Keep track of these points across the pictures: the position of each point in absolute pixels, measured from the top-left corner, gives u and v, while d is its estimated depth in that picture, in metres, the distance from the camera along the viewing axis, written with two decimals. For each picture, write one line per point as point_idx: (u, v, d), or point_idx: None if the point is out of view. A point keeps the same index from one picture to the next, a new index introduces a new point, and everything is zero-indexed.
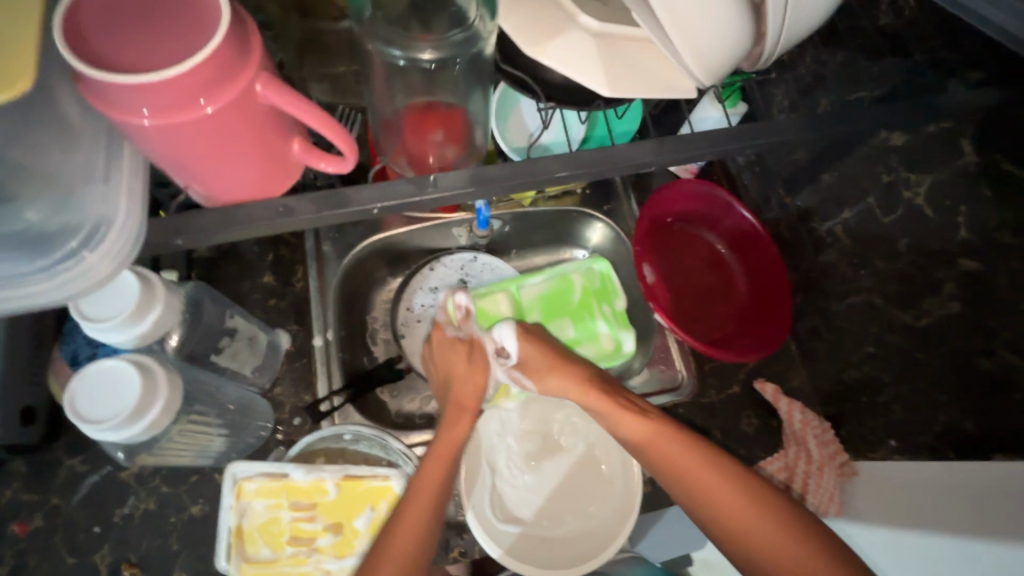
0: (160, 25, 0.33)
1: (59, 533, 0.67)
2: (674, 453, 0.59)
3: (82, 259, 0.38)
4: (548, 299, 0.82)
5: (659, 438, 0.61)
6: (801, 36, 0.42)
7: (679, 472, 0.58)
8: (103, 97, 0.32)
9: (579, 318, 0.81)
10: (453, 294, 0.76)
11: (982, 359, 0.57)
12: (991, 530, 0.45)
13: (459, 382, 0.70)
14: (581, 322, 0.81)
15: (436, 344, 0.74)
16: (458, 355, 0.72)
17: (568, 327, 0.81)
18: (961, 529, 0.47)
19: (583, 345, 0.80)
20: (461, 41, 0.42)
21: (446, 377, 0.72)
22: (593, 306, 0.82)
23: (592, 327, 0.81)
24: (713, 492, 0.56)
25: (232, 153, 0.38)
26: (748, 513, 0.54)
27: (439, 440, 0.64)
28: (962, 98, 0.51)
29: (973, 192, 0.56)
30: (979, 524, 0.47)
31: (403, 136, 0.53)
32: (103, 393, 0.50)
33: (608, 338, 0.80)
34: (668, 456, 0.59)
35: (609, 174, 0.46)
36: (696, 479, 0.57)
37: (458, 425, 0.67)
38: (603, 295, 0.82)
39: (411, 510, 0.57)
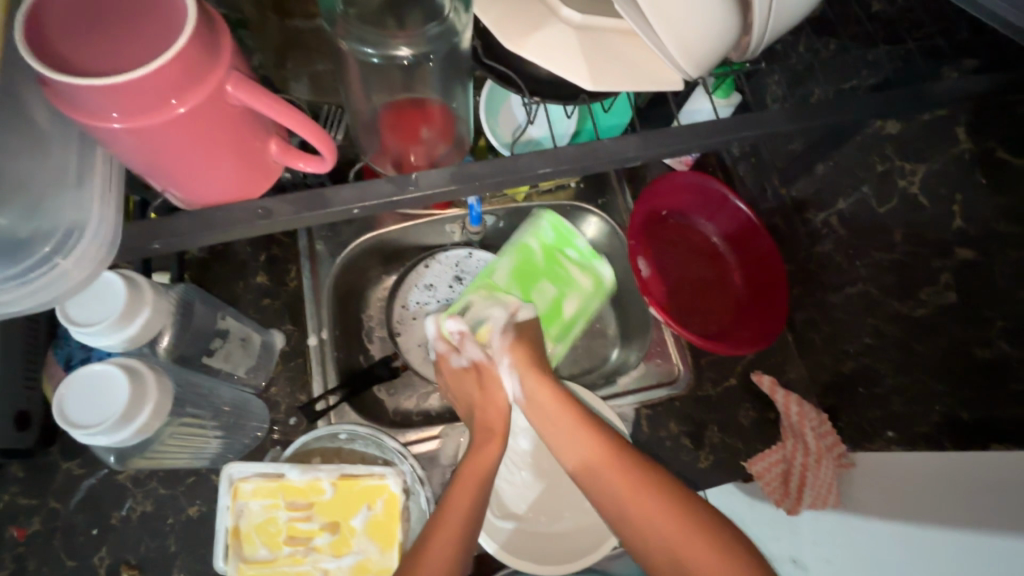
0: (127, 26, 0.32)
1: (57, 536, 0.67)
2: (618, 480, 0.56)
3: (57, 265, 0.38)
4: (516, 269, 0.73)
5: (606, 463, 0.58)
6: (787, 26, 0.41)
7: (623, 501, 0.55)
8: (70, 101, 0.32)
9: (554, 274, 0.75)
10: (444, 321, 0.69)
11: (980, 349, 0.56)
12: (989, 523, 0.45)
13: (480, 407, 0.66)
14: (557, 277, 0.75)
15: (447, 372, 0.70)
16: (470, 379, 0.69)
17: (549, 288, 0.74)
18: (954, 522, 0.47)
19: (569, 297, 0.74)
20: (437, 35, 0.42)
21: (467, 402, 0.69)
22: (559, 257, 0.75)
23: (569, 278, 0.75)
24: (660, 523, 0.52)
25: (206, 156, 0.37)
26: (700, 548, 0.50)
27: (466, 467, 0.60)
28: (956, 84, 0.49)
29: (968, 180, 0.55)
30: (976, 516, 0.46)
31: (382, 135, 0.53)
32: (93, 397, 0.49)
33: (588, 279, 0.75)
34: (614, 484, 0.56)
35: (595, 169, 0.45)
36: (640, 508, 0.54)
37: (489, 447, 0.62)
38: (562, 242, 0.75)
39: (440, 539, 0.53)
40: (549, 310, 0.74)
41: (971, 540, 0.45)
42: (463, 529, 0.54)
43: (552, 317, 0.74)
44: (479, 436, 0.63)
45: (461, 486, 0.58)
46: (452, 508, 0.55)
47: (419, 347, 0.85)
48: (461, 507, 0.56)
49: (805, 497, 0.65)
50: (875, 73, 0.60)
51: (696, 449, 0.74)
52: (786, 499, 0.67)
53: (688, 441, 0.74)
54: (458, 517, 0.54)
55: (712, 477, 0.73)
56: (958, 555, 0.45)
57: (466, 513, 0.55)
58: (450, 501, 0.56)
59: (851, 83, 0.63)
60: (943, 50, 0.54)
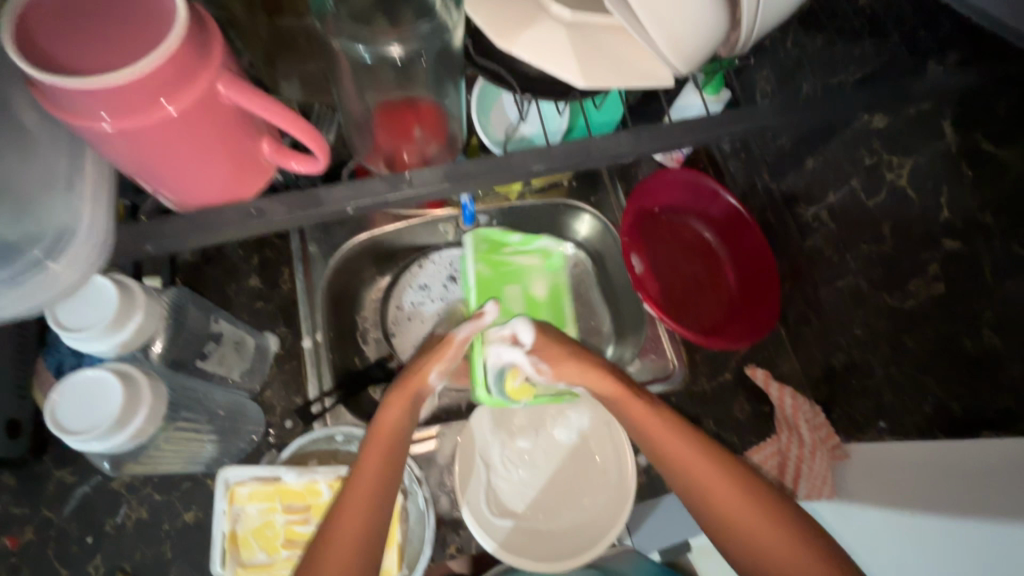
0: (114, 25, 0.32)
1: (51, 545, 0.66)
2: (687, 454, 0.55)
3: (49, 269, 0.38)
4: (481, 291, 0.82)
5: (677, 435, 0.56)
6: (776, 21, 0.41)
7: (693, 475, 0.53)
8: (60, 103, 0.31)
9: (509, 274, 0.85)
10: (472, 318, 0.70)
11: (967, 338, 0.57)
12: (992, 508, 0.45)
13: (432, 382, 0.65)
14: (513, 275, 0.85)
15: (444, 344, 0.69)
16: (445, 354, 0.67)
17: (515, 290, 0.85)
18: (958, 511, 0.47)
19: (534, 281, 0.87)
20: (428, 33, 0.42)
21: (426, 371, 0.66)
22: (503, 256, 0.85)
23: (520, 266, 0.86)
24: (706, 480, 0.53)
25: (199, 156, 0.37)
26: (741, 505, 0.51)
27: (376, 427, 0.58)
28: (941, 76, 0.50)
29: (956, 172, 0.56)
30: (971, 504, 0.47)
31: (375, 134, 0.53)
32: (86, 402, 0.49)
33: (537, 258, 0.88)
34: (684, 458, 0.54)
35: (587, 166, 0.45)
36: (711, 482, 0.52)
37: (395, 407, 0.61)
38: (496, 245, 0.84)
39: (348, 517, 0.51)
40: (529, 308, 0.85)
41: (981, 527, 0.45)
42: (369, 503, 0.52)
43: (535, 305, 0.85)
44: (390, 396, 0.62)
45: (366, 465, 0.55)
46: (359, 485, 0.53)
47: (414, 348, 0.85)
48: (367, 489, 0.53)
49: (801, 488, 0.65)
50: (863, 67, 0.61)
51: None
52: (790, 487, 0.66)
53: None
54: (363, 496, 0.52)
55: None
56: (980, 545, 0.45)
57: (373, 486, 0.53)
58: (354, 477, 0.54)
59: (839, 78, 0.64)
60: (927, 44, 0.55)
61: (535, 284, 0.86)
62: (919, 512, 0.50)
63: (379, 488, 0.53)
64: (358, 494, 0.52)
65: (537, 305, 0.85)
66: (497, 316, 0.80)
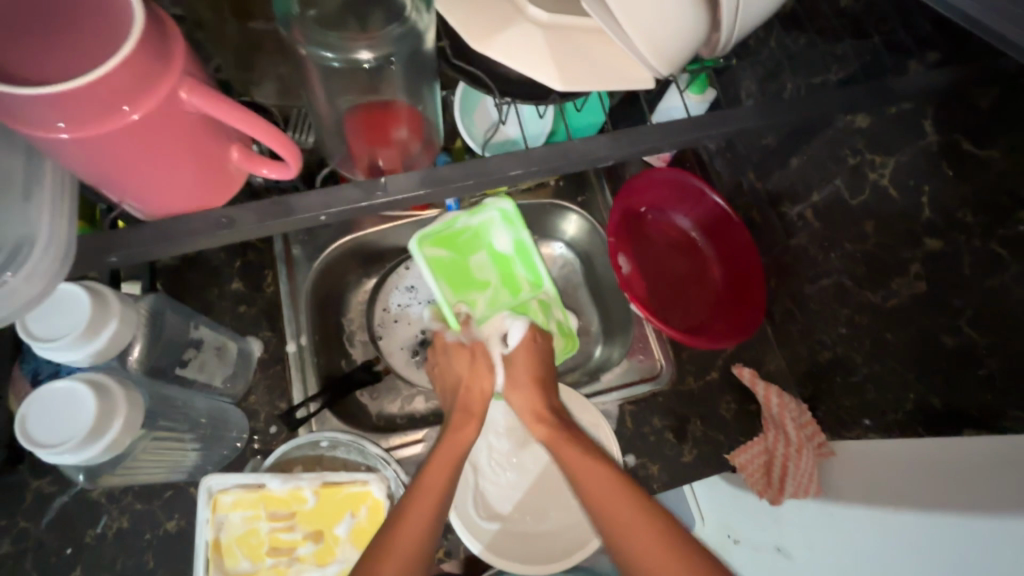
0: (70, 34, 0.31)
1: (29, 557, 0.65)
2: (603, 487, 0.54)
3: (5, 281, 0.36)
4: (447, 275, 0.73)
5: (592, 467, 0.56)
6: (756, 21, 0.41)
7: (628, 533, 0.51)
8: (13, 113, 0.31)
9: (465, 246, 0.74)
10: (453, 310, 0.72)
11: (948, 337, 0.57)
12: (973, 502, 0.46)
13: (466, 388, 0.67)
14: (468, 245, 0.75)
15: (442, 351, 0.71)
16: (463, 357, 0.69)
17: (479, 258, 0.75)
18: (940, 505, 0.48)
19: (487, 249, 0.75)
20: (399, 36, 0.42)
21: (454, 380, 0.69)
22: (453, 233, 0.73)
23: (471, 242, 0.75)
24: (643, 542, 0.50)
25: (166, 166, 0.36)
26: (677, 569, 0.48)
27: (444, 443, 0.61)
28: (919, 78, 0.50)
29: (936, 171, 0.56)
30: (959, 498, 0.47)
31: (348, 141, 0.52)
32: (56, 414, 0.48)
33: (492, 215, 0.73)
34: (600, 492, 0.54)
35: (567, 170, 0.45)
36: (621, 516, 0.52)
37: (466, 427, 0.63)
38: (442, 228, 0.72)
39: (398, 546, 0.52)
40: (499, 271, 0.76)
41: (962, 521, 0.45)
42: (422, 533, 0.53)
43: (507, 267, 0.76)
44: (457, 416, 0.64)
45: (422, 494, 0.56)
46: (415, 514, 0.54)
47: (401, 350, 0.85)
48: (422, 515, 0.54)
49: (787, 488, 0.65)
50: (844, 68, 0.61)
51: (679, 443, 0.75)
52: (768, 489, 0.67)
53: (672, 435, 0.75)
54: (419, 525, 0.54)
55: (695, 471, 0.74)
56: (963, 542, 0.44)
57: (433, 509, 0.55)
58: (411, 505, 0.55)
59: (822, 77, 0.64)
60: (906, 45, 0.55)
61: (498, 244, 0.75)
62: (903, 510, 0.51)
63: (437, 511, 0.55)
64: (416, 522, 0.54)
65: (505, 261, 0.76)
66: (467, 296, 0.74)
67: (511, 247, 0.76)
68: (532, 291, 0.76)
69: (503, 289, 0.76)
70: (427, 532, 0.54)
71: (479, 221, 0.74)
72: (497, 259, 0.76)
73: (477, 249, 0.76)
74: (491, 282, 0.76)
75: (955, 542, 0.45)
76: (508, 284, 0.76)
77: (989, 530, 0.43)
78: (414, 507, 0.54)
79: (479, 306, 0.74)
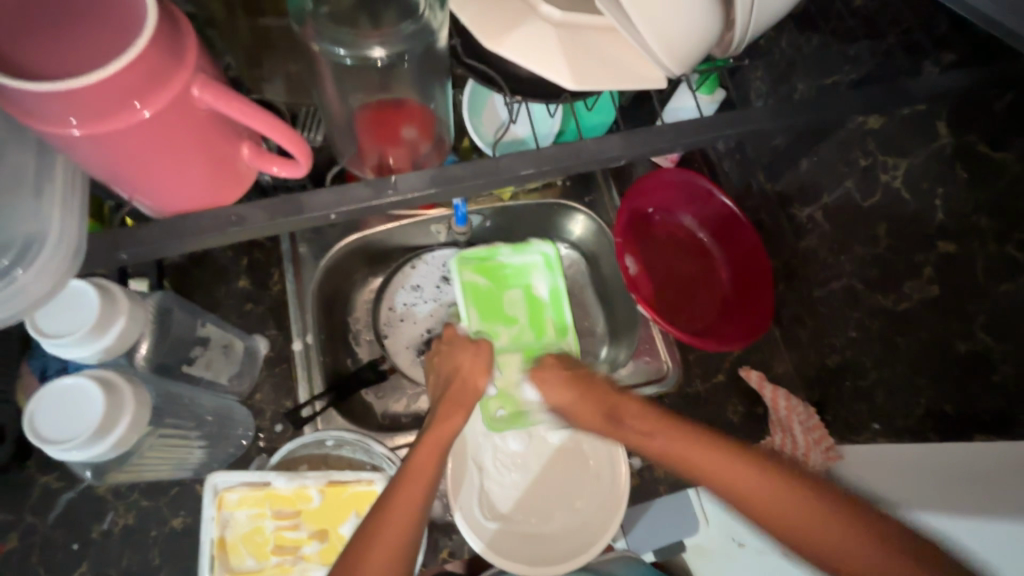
0: (82, 30, 0.31)
1: (36, 553, 0.65)
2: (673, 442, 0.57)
3: (15, 278, 0.36)
4: (477, 301, 0.76)
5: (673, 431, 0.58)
6: (771, 20, 0.40)
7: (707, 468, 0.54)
8: (24, 108, 0.31)
9: (502, 281, 0.78)
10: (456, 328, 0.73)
11: (962, 342, 0.56)
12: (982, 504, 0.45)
13: (462, 378, 0.66)
14: (506, 282, 0.78)
15: (448, 341, 0.71)
16: (468, 351, 0.69)
17: (513, 295, 0.78)
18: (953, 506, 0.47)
19: (520, 287, 0.78)
20: (412, 33, 0.41)
21: (451, 367, 0.68)
22: (496, 266, 0.78)
23: (509, 277, 0.78)
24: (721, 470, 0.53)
25: (177, 161, 0.36)
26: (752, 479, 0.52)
27: (434, 429, 0.61)
28: (935, 79, 0.49)
29: (950, 173, 0.56)
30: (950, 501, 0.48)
31: (359, 137, 0.52)
32: (62, 411, 0.48)
33: (535, 257, 0.79)
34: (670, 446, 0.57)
35: (578, 170, 0.45)
36: (707, 464, 0.54)
37: (455, 415, 0.62)
38: (487, 260, 0.78)
39: (390, 528, 0.53)
40: (529, 312, 0.77)
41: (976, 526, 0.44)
42: (413, 517, 0.54)
43: (537, 309, 0.77)
44: (446, 406, 0.63)
45: (415, 477, 0.56)
46: (404, 498, 0.54)
47: (407, 349, 0.85)
48: (412, 496, 0.55)
49: None
50: (857, 68, 0.60)
51: None
52: None
53: None
54: (409, 507, 0.54)
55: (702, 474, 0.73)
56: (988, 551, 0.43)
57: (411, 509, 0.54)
58: (403, 484, 0.55)
59: (833, 79, 0.63)
60: (923, 46, 0.55)
61: (535, 284, 0.78)
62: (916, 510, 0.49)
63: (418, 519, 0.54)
64: (404, 512, 0.54)
65: (538, 307, 0.77)
66: (493, 327, 0.75)
67: (545, 295, 0.78)
68: (557, 337, 0.76)
69: (529, 331, 0.76)
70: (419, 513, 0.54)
71: (522, 263, 0.79)
72: (530, 301, 0.78)
73: (513, 287, 0.78)
74: (519, 320, 0.76)
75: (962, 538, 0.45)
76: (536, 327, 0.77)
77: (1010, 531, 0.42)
78: (401, 501, 0.54)
79: (501, 339, 0.75)
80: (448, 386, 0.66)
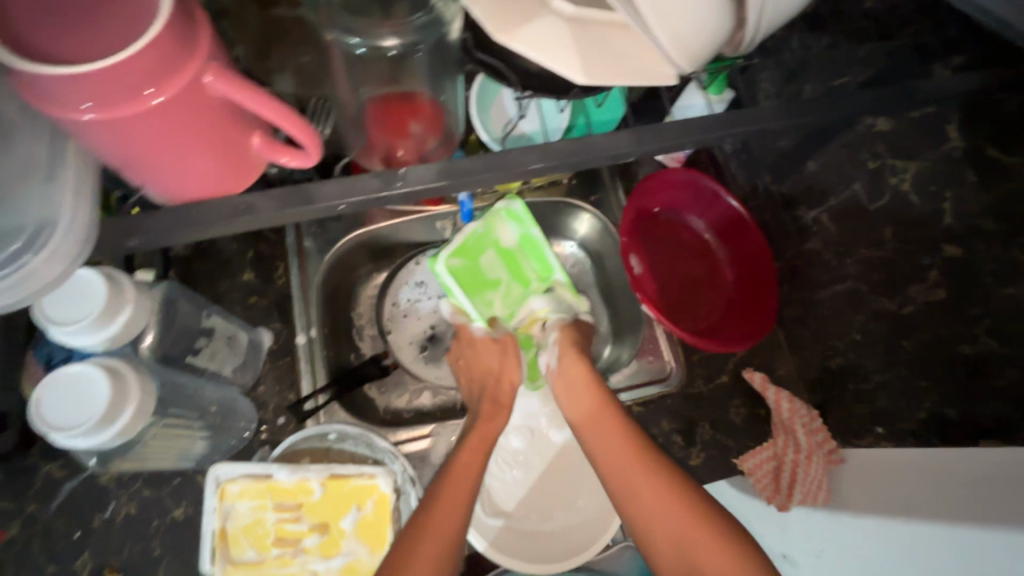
0: (94, 13, 0.31)
1: (37, 541, 0.65)
2: (608, 437, 0.61)
3: (26, 263, 0.36)
4: (462, 285, 0.70)
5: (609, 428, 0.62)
6: (783, 19, 0.40)
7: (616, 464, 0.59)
8: (39, 92, 0.31)
9: (473, 249, 0.70)
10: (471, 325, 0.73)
11: (966, 346, 0.56)
12: (978, 516, 0.46)
13: (496, 378, 0.70)
14: (476, 247, 0.70)
15: (470, 344, 0.74)
16: (493, 351, 0.72)
17: (489, 257, 0.71)
18: (935, 518, 0.48)
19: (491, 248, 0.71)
20: (423, 25, 0.42)
21: (482, 371, 0.72)
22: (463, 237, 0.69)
23: (478, 240, 0.70)
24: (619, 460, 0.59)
25: (185, 148, 0.36)
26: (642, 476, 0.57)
27: (476, 429, 0.64)
28: (946, 80, 0.49)
29: (958, 177, 0.56)
30: (947, 512, 0.48)
31: (370, 129, 0.52)
32: (68, 399, 0.48)
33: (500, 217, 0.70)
34: (604, 441, 0.61)
35: (586, 165, 0.44)
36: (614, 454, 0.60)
37: (496, 418, 0.67)
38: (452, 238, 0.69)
39: (432, 538, 0.53)
40: (509, 266, 0.72)
41: (957, 533, 0.46)
42: (455, 526, 0.55)
43: (515, 261, 0.72)
44: (485, 406, 0.68)
45: (455, 480, 0.58)
46: (442, 512, 0.55)
47: (410, 345, 0.85)
48: (454, 509, 0.56)
49: (796, 494, 0.66)
50: (866, 70, 0.60)
51: (688, 446, 0.75)
52: (776, 496, 0.67)
53: (680, 438, 0.74)
54: (450, 523, 0.55)
55: (704, 475, 0.73)
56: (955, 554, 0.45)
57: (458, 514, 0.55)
58: (444, 493, 0.57)
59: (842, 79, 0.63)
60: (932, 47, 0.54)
61: (505, 238, 0.71)
62: (916, 522, 0.50)
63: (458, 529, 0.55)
64: (450, 509, 0.55)
65: (514, 256, 0.72)
66: (485, 299, 0.72)
67: (517, 241, 0.72)
68: (545, 282, 0.73)
69: (516, 284, 0.73)
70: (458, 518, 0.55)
71: (483, 222, 0.70)
72: (506, 254, 0.72)
73: (484, 248, 0.71)
74: (503, 278, 0.72)
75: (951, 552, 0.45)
76: (523, 278, 0.73)
77: (996, 540, 0.43)
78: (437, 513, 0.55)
79: (497, 307, 0.72)
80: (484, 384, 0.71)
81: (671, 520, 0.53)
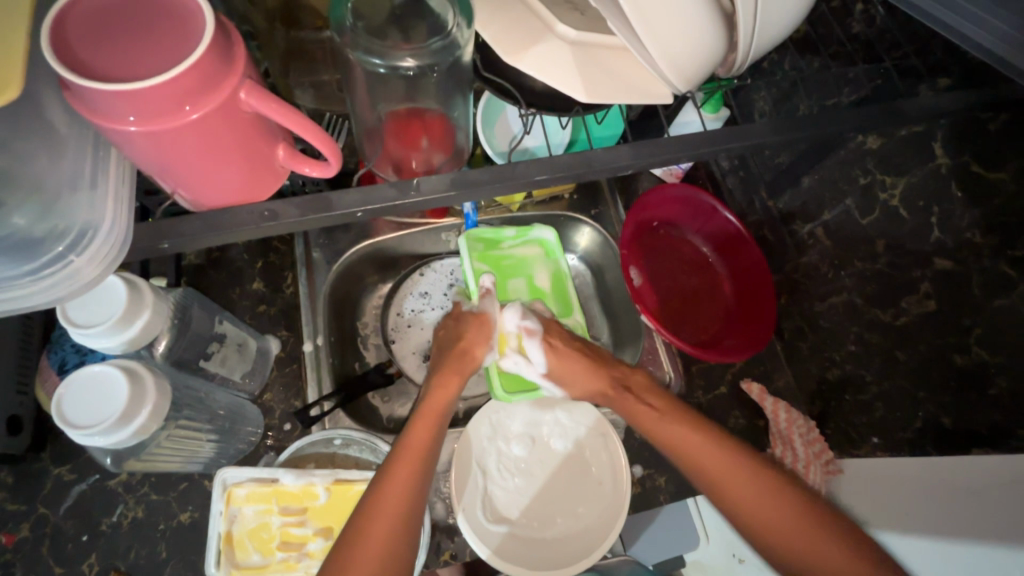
0: (142, 34, 0.34)
1: (45, 544, 0.66)
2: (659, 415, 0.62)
3: (70, 262, 0.39)
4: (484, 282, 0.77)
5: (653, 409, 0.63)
6: (771, 44, 0.43)
7: (672, 436, 0.60)
8: (89, 104, 0.33)
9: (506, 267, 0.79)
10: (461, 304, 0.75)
11: (959, 357, 0.58)
12: (981, 531, 0.47)
13: (463, 344, 0.69)
14: (509, 268, 0.80)
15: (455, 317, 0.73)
16: (472, 324, 0.71)
17: (517, 284, 0.80)
18: (939, 534, 0.50)
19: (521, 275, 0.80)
20: (440, 48, 0.44)
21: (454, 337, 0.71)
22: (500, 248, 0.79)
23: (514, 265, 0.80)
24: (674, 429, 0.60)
25: (216, 159, 0.39)
26: (698, 440, 0.59)
27: (426, 403, 0.63)
28: (931, 101, 0.52)
29: (945, 193, 0.58)
30: (952, 527, 0.50)
31: (386, 141, 0.55)
32: (91, 397, 0.50)
33: (535, 247, 0.81)
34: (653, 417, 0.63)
35: (590, 177, 0.47)
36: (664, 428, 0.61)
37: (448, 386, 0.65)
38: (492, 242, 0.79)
39: (380, 516, 0.52)
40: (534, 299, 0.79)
41: (971, 552, 0.47)
42: (404, 499, 0.54)
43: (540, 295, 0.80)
44: (441, 375, 0.65)
45: (405, 457, 0.56)
46: (391, 487, 0.54)
47: (414, 355, 0.85)
48: (403, 477, 0.55)
49: None
50: (856, 90, 0.63)
51: None
52: None
53: None
54: (397, 501, 0.53)
55: None
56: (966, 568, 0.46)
57: (407, 487, 0.54)
58: (394, 468, 0.55)
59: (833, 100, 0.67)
60: (918, 70, 0.57)
61: (537, 272, 0.80)
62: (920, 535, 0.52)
63: (411, 502, 0.54)
64: (399, 484, 0.54)
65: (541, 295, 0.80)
66: None
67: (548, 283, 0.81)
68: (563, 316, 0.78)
69: None
70: (411, 496, 0.54)
71: (524, 252, 0.81)
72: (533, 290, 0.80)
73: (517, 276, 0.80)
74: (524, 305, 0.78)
75: (960, 561, 0.47)
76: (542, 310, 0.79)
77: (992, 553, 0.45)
78: (387, 487, 0.53)
79: None
80: (445, 350, 0.69)
81: (742, 484, 0.55)
